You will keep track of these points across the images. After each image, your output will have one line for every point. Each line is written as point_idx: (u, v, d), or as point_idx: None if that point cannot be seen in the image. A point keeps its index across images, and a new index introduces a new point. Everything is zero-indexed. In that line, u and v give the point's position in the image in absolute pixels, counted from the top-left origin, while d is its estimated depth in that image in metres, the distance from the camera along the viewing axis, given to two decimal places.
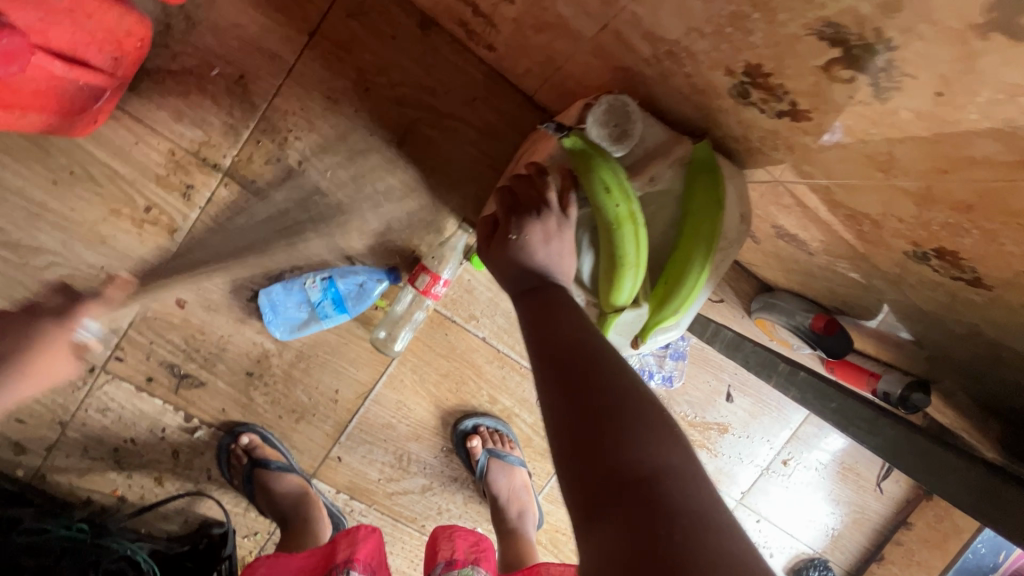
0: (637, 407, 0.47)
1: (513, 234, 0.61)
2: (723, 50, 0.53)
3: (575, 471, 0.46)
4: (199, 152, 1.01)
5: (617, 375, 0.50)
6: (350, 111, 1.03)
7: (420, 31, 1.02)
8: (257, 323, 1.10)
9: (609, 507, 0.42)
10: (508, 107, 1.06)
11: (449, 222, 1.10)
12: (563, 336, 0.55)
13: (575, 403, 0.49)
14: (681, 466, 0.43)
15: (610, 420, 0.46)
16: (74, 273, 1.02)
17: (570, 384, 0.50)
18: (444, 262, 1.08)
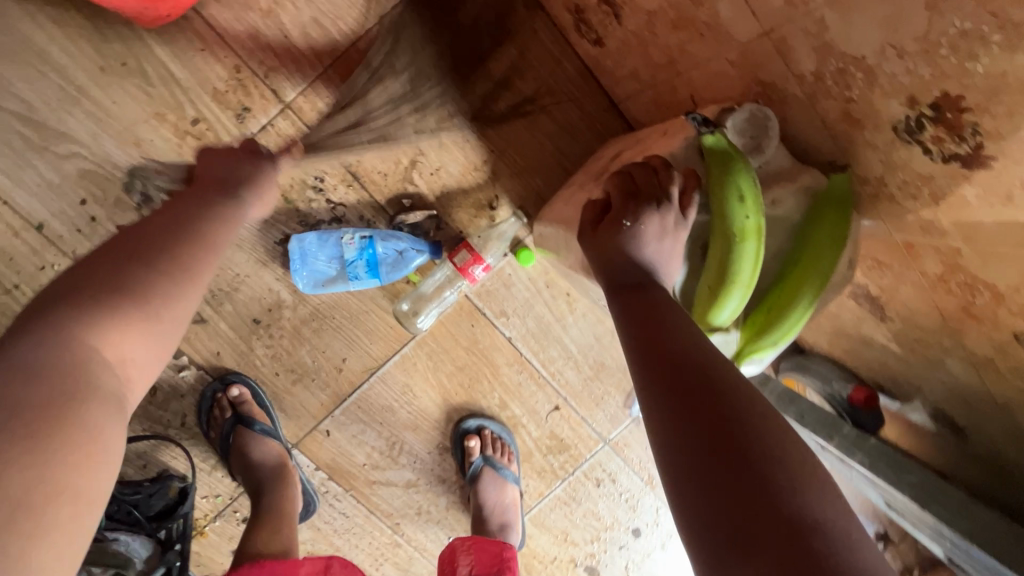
0: (771, 442, 0.47)
1: (626, 221, 0.60)
2: (919, 74, 0.52)
3: (708, 505, 0.46)
4: (268, 76, 0.95)
5: (745, 407, 0.49)
6: (434, 74, 0.98)
7: (525, 11, 0.98)
8: (278, 270, 1.02)
9: (751, 551, 0.42)
10: (591, 108, 1.03)
11: (504, 206, 1.06)
12: (678, 355, 0.54)
13: (703, 434, 0.49)
14: (824, 513, 0.43)
15: (746, 456, 0.46)
16: (98, 172, 0.94)
17: (697, 410, 0.50)
18: (489, 249, 1.05)
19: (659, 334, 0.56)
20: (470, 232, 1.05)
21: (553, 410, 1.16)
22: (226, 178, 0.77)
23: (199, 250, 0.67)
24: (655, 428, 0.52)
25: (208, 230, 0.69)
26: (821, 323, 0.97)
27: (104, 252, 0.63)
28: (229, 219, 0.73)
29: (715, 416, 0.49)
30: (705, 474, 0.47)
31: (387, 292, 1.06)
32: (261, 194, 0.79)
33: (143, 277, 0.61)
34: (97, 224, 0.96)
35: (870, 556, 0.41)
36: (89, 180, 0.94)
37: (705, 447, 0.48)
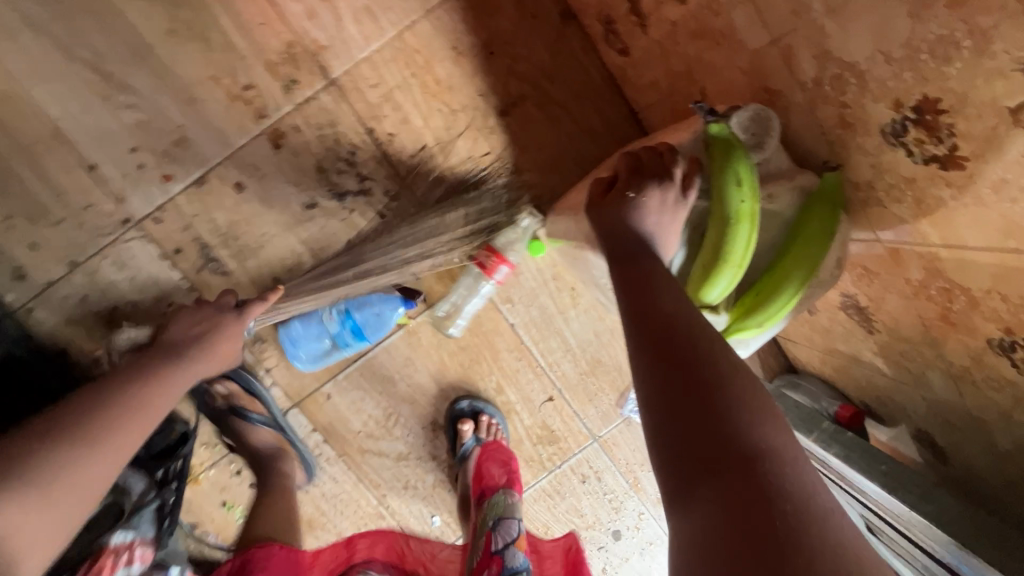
0: (740, 389, 0.51)
1: (631, 193, 0.69)
2: (904, 78, 0.59)
3: (678, 442, 0.49)
4: (317, 53, 1.03)
5: (718, 358, 0.54)
6: (470, 67, 1.06)
7: (560, 19, 1.06)
8: (304, 233, 1.08)
9: (714, 480, 0.46)
10: (612, 114, 1.10)
11: (520, 210, 1.09)
12: (664, 316, 0.58)
13: (678, 379, 0.53)
14: (784, 451, 0.47)
15: (716, 399, 0.50)
16: (152, 123, 1.02)
17: (674, 360, 0.54)
18: (511, 250, 1.07)
19: (649, 299, 0.60)
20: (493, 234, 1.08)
21: (547, 401, 1.20)
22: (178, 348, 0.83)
23: (143, 412, 0.73)
24: (636, 378, 0.56)
25: (149, 397, 0.74)
26: (812, 336, 1.00)
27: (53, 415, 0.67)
28: (183, 378, 0.80)
29: (691, 369, 0.53)
30: (678, 420, 0.50)
31: None
32: (214, 353, 0.86)
33: (70, 447, 0.65)
34: (143, 171, 1.03)
35: (823, 494, 0.44)
36: (143, 130, 1.02)
37: (679, 394, 0.51)
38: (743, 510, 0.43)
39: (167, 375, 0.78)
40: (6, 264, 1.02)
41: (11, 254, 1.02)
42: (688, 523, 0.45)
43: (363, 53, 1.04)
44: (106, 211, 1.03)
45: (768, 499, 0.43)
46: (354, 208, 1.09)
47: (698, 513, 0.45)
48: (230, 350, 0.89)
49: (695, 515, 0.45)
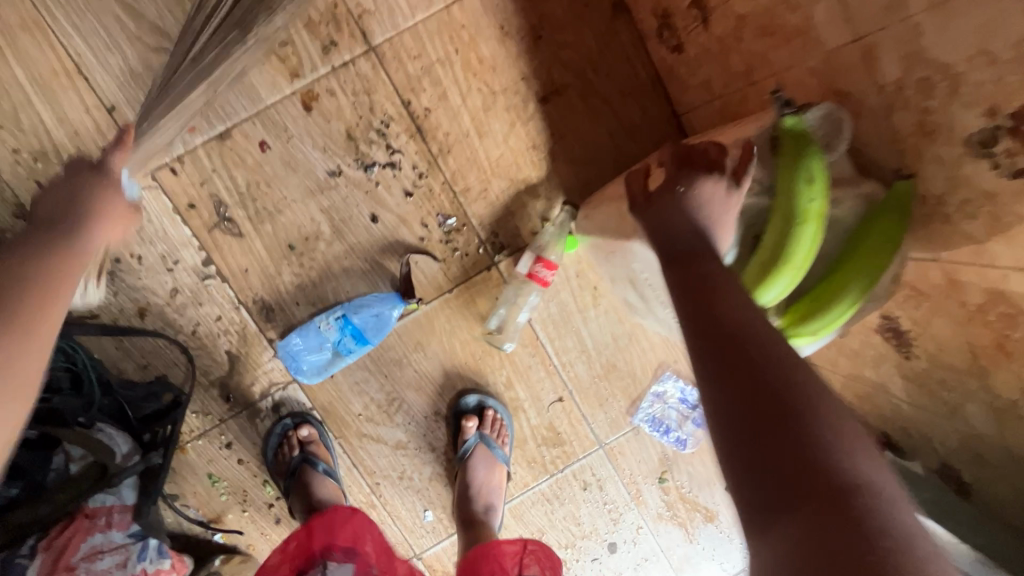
0: (819, 408, 0.47)
1: (682, 187, 0.68)
2: (1005, 84, 0.56)
3: (751, 462, 0.47)
4: (361, 17, 1.00)
5: (792, 373, 0.50)
6: (515, 50, 1.03)
7: (611, 12, 1.04)
8: (326, 201, 1.04)
9: (794, 508, 0.43)
10: (654, 114, 1.08)
11: (555, 208, 1.09)
12: (730, 323, 0.55)
13: (749, 393, 0.50)
14: (873, 480, 0.43)
15: (792, 418, 0.47)
16: None
17: (743, 372, 0.51)
18: (549, 252, 1.06)
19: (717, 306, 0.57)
20: (525, 241, 1.09)
21: (556, 401, 1.15)
22: (40, 236, 0.72)
23: (46, 287, 0.68)
24: (702, 390, 0.53)
25: (31, 277, 0.68)
26: (839, 361, 0.97)
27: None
28: (62, 254, 0.72)
29: (768, 382, 0.50)
30: (750, 439, 0.48)
31: (423, 246, 1.07)
32: (107, 212, 0.77)
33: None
34: None
35: (919, 532, 0.41)
36: (170, 76, 0.97)
37: (751, 409, 0.49)
38: (836, 539, 0.40)
39: (33, 254, 0.70)
40: (10, 202, 0.97)
41: (17, 191, 0.97)
42: (769, 551, 0.42)
43: (407, 23, 1.01)
44: None
45: (865, 529, 0.40)
46: (380, 181, 1.05)
47: (782, 539, 0.42)
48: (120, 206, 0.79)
49: (774, 546, 0.42)
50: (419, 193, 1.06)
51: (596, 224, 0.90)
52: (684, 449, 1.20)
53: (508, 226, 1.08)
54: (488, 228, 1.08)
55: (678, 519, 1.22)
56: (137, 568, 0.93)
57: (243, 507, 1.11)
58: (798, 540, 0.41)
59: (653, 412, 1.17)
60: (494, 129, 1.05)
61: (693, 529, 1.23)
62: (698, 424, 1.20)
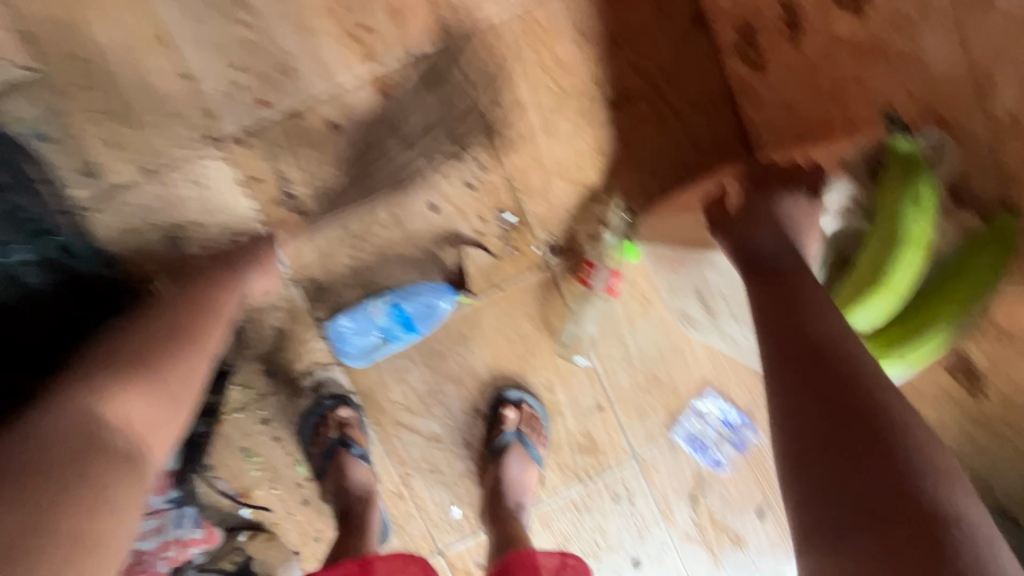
0: (902, 436, 0.57)
1: (757, 197, 0.82)
2: None
3: (837, 478, 0.56)
4: (443, 8, 1.01)
5: (876, 401, 0.59)
6: (590, 53, 1.04)
7: (689, 24, 1.04)
8: (388, 186, 1.04)
9: (877, 522, 0.53)
10: (722, 128, 1.07)
11: (612, 208, 1.08)
12: (821, 349, 0.64)
13: (835, 415, 0.59)
14: (948, 506, 0.53)
15: (879, 442, 0.56)
16: (259, 44, 0.98)
17: (831, 397, 0.60)
18: (608, 259, 1.08)
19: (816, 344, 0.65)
20: (581, 244, 1.08)
21: (595, 409, 1.14)
22: (196, 290, 0.89)
23: (203, 320, 0.84)
24: (791, 408, 0.62)
25: (191, 314, 0.84)
26: None
27: (102, 359, 0.74)
28: (225, 296, 0.89)
29: (858, 407, 0.59)
30: (837, 457, 0.57)
31: (478, 240, 1.07)
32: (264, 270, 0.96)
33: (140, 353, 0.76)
34: (240, 91, 0.99)
35: (985, 552, 0.51)
36: (250, 50, 0.98)
37: (840, 430, 0.58)
38: (908, 550, 0.50)
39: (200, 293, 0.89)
40: (78, 158, 0.97)
41: (87, 149, 0.97)
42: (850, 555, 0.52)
43: (487, 18, 1.02)
44: (193, 124, 0.99)
45: (940, 547, 0.50)
46: (444, 172, 1.05)
47: (860, 545, 0.52)
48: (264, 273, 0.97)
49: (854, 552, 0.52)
50: (481, 187, 1.06)
51: None
52: (720, 471, 1.18)
53: (565, 228, 1.08)
54: (545, 228, 1.08)
55: (708, 542, 1.19)
56: (174, 534, 1.01)
57: (272, 486, 1.10)
58: (878, 555, 0.51)
59: (690, 428, 1.16)
60: (561, 130, 1.06)
61: (721, 553, 1.20)
62: (734, 446, 1.18)
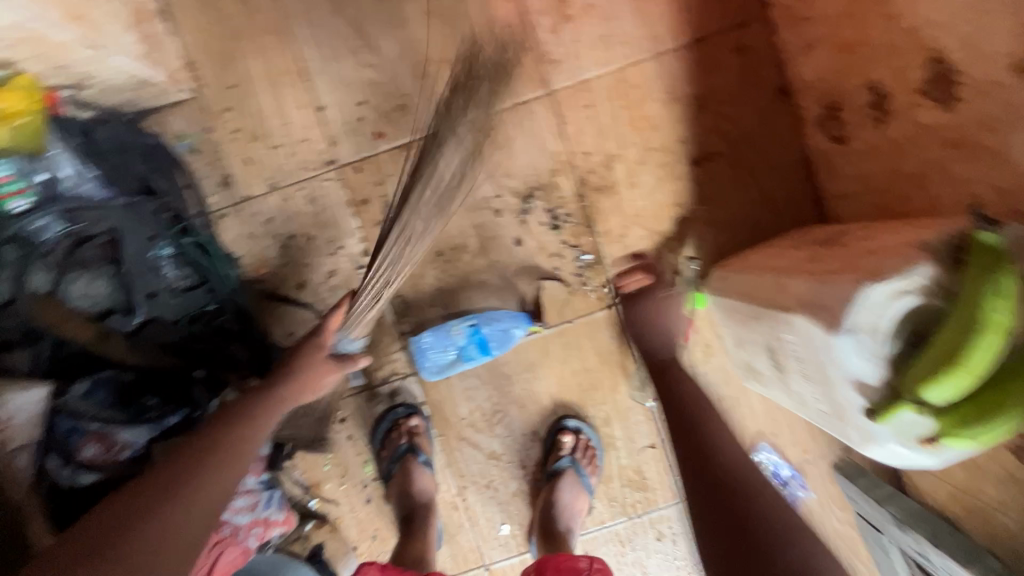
0: (755, 505, 0.96)
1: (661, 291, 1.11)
2: None
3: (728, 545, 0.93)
4: (547, 64, 1.11)
5: (738, 482, 0.99)
6: (677, 115, 1.12)
7: (774, 94, 1.11)
8: (480, 219, 1.14)
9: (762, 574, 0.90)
10: (798, 193, 1.12)
11: (680, 259, 1.15)
12: (710, 455, 1.01)
13: (717, 495, 0.98)
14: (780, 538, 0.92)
15: (741, 514, 0.95)
16: (383, 85, 1.11)
17: (720, 488, 0.98)
18: (676, 308, 1.13)
19: (714, 468, 1.00)
20: (650, 289, 1.16)
21: (649, 447, 1.19)
22: (245, 405, 0.85)
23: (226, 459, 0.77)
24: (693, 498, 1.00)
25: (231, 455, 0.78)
26: (957, 471, 0.96)
27: (112, 505, 0.67)
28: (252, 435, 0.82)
29: (733, 491, 0.98)
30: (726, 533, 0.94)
31: (555, 274, 1.15)
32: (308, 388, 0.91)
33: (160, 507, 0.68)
34: (361, 123, 1.12)
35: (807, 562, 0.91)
36: (375, 89, 1.11)
37: (724, 511, 0.96)
38: None
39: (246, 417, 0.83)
40: (218, 171, 1.12)
41: (227, 163, 1.12)
42: None
43: (585, 76, 1.12)
44: (317, 148, 1.12)
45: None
46: (532, 210, 1.14)
47: None
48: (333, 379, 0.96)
49: None
50: (565, 226, 1.14)
51: (738, 288, 0.94)
52: None
53: (637, 272, 1.16)
54: (619, 270, 1.15)
55: None
56: (263, 514, 1.01)
57: (341, 481, 1.18)
58: None
59: None
60: (642, 182, 1.13)
61: None
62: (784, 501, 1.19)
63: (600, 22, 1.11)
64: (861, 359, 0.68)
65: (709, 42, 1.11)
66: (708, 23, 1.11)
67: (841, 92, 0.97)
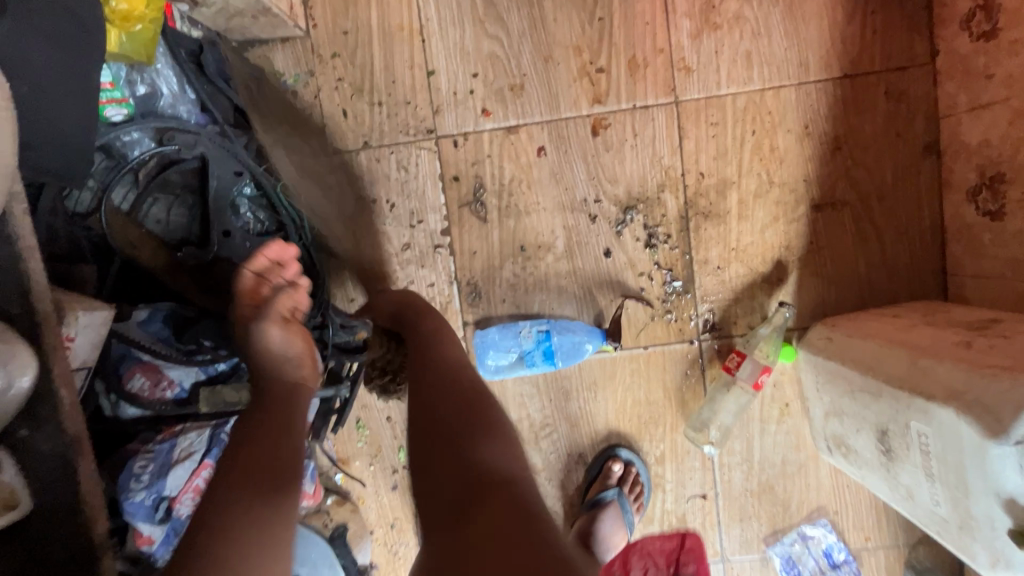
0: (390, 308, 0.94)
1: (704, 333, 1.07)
2: None
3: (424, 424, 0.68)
4: (680, 72, 1.03)
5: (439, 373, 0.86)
6: (809, 152, 1.03)
7: (921, 151, 1.01)
8: (572, 221, 1.07)
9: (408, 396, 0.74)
10: (922, 262, 1.03)
11: (772, 305, 1.06)
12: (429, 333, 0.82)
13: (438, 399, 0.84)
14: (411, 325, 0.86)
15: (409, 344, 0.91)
16: (501, 61, 1.04)
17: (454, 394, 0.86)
18: (756, 350, 1.03)
19: (427, 378, 0.73)
20: (735, 332, 1.07)
21: (698, 497, 1.11)
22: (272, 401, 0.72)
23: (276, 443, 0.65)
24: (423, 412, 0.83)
25: (276, 417, 0.69)
26: None
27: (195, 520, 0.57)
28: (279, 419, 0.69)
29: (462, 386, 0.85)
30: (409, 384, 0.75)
31: (640, 295, 1.07)
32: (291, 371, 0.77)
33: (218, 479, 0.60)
34: (470, 97, 1.05)
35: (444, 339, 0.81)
36: (491, 63, 1.04)
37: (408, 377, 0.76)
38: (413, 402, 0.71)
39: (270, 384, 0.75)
40: (313, 117, 1.06)
41: (324, 112, 1.06)
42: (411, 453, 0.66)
43: (718, 92, 1.03)
44: (419, 115, 1.06)
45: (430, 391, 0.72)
46: (630, 223, 1.06)
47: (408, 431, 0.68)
48: (301, 344, 0.80)
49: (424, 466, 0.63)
50: (660, 248, 1.06)
51: (848, 354, 0.85)
52: None
53: (727, 309, 1.07)
54: (708, 304, 1.07)
55: None
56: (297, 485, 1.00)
57: (371, 461, 1.13)
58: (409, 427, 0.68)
59: (790, 551, 1.10)
60: (754, 217, 1.05)
61: None
62: None
63: (748, 37, 1.01)
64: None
65: (862, 80, 1.01)
66: (865, 59, 1.01)
67: (1011, 164, 0.87)
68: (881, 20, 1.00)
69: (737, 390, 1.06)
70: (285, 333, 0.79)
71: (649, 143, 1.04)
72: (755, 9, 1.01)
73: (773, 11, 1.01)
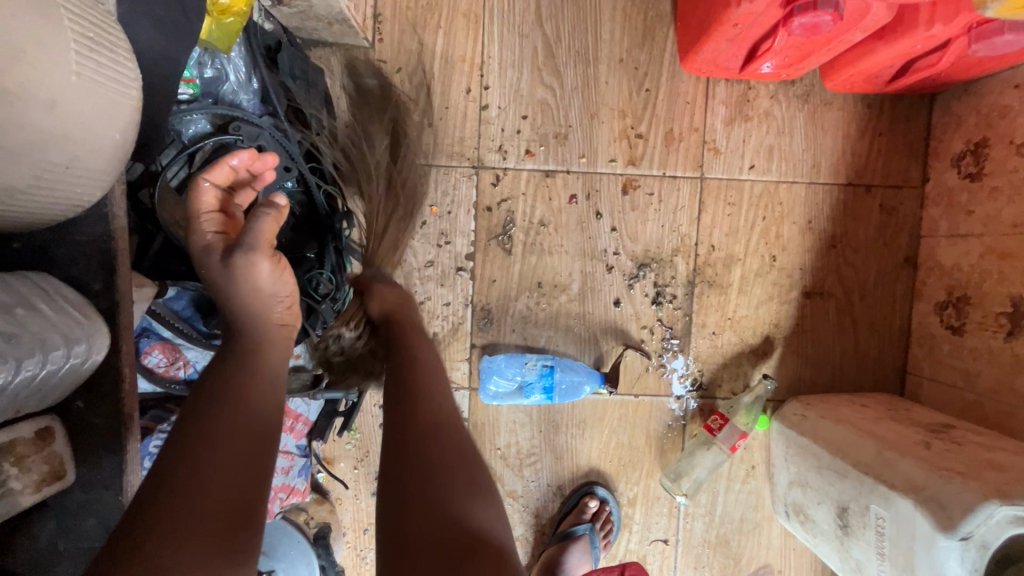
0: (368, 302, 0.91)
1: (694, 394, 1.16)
2: None
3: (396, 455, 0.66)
4: (709, 151, 1.13)
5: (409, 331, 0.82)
6: (810, 244, 1.14)
7: (901, 261, 1.14)
8: (589, 267, 1.14)
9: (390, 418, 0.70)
10: (887, 357, 1.15)
11: (754, 375, 1.16)
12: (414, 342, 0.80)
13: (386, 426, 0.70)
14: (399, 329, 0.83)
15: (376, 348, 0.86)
16: (550, 108, 1.11)
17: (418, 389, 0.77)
18: (736, 416, 1.14)
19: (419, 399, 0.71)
20: (719, 393, 1.16)
21: (660, 541, 1.18)
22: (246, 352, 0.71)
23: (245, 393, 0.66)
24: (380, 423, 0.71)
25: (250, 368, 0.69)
26: None
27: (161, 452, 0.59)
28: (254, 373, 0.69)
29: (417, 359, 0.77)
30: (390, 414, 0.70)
31: (639, 346, 1.15)
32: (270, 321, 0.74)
33: (182, 487, 0.56)
34: (517, 136, 1.11)
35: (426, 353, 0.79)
36: (541, 109, 1.11)
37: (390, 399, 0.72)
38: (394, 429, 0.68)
39: (254, 359, 0.71)
40: None
41: None
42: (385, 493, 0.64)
43: (739, 175, 1.13)
44: (465, 143, 1.11)
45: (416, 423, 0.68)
46: (642, 279, 1.14)
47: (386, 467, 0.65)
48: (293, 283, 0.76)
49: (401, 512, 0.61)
50: (665, 306, 1.14)
51: (821, 434, 0.94)
52: None
53: (715, 372, 1.16)
54: (699, 364, 1.16)
55: None
56: (292, 481, 1.07)
57: (356, 465, 1.13)
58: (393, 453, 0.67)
59: None
60: (751, 294, 1.15)
61: None
62: None
63: (773, 133, 1.13)
64: (962, 567, 0.71)
65: (863, 190, 1.14)
66: (867, 173, 1.14)
67: (977, 290, 1.01)
68: (886, 142, 1.13)
69: (713, 448, 1.15)
70: (277, 271, 0.74)
71: (671, 209, 1.13)
72: (783, 110, 1.12)
73: (798, 114, 1.12)
